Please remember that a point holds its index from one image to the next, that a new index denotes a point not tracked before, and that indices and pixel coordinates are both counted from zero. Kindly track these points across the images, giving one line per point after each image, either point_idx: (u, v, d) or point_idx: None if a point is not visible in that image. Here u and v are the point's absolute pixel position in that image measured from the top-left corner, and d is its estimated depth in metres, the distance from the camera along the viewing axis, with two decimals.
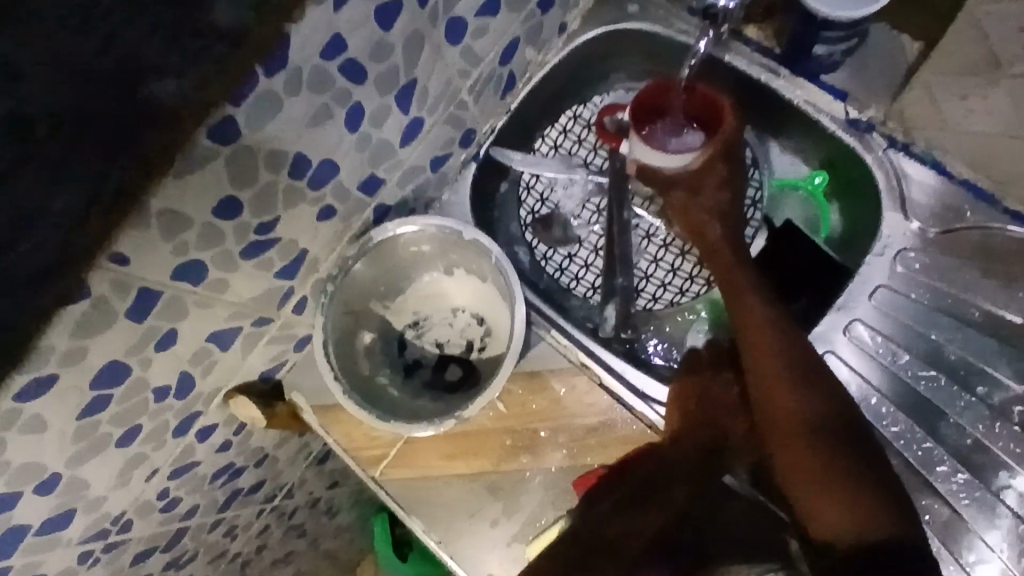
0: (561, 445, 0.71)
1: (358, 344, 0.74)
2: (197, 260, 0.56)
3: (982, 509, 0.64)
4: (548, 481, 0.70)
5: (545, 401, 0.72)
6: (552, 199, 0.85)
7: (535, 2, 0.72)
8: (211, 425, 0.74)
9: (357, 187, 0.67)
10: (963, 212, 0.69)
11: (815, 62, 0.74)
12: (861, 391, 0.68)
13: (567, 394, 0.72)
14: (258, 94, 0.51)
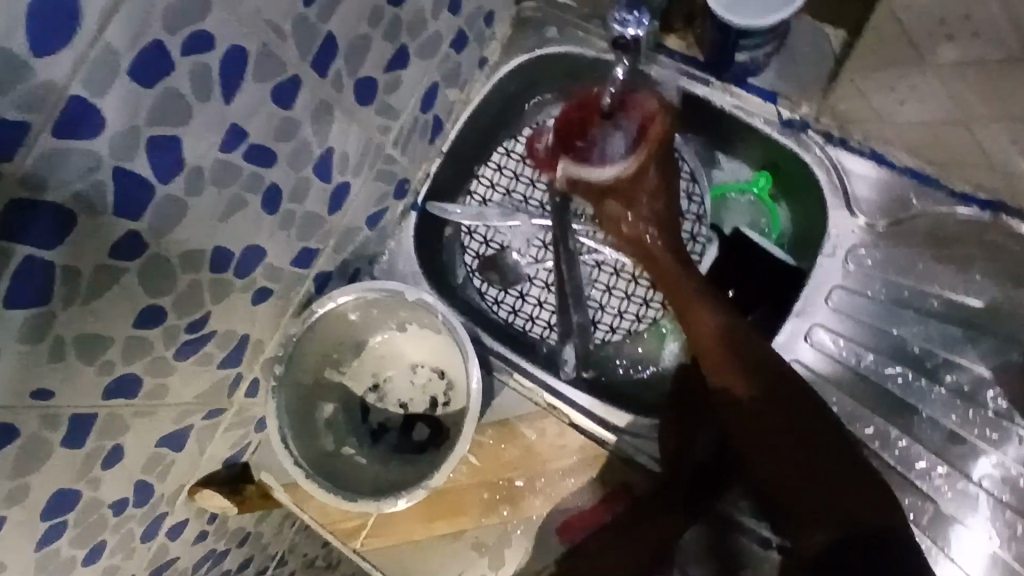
0: (538, 490, 0.69)
1: (316, 420, 0.71)
2: (128, 373, 0.55)
3: (965, 500, 0.63)
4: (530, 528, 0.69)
5: (516, 449, 0.71)
6: (496, 240, 0.82)
7: (448, 44, 0.70)
8: (181, 521, 0.72)
9: (290, 263, 0.66)
10: (908, 201, 0.67)
11: (741, 67, 0.70)
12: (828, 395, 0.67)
13: (537, 439, 0.71)
14: (157, 201, 0.49)
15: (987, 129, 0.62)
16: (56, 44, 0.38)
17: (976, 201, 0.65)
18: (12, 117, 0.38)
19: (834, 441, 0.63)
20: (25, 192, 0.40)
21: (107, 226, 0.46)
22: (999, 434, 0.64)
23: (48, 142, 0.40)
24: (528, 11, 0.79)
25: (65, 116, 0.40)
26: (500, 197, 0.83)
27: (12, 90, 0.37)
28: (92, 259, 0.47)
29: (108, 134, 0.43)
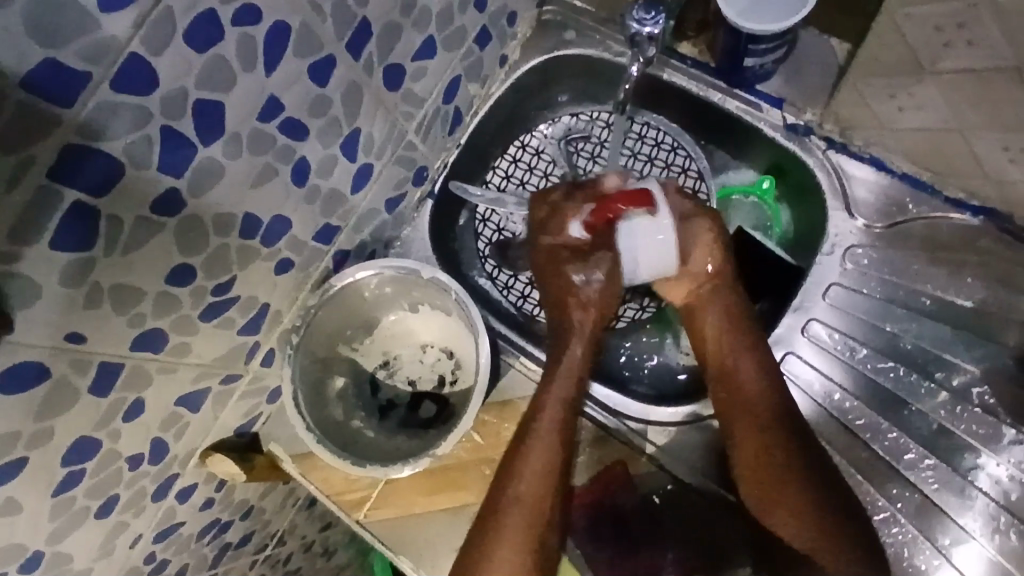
0: (532, 501, 0.65)
1: (329, 391, 0.74)
2: (155, 328, 0.57)
3: (953, 492, 0.67)
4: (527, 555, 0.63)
5: (515, 456, 0.67)
6: (508, 228, 0.86)
7: (472, 39, 0.74)
8: (190, 485, 0.74)
9: (312, 237, 0.68)
10: (906, 205, 0.72)
11: (750, 72, 0.74)
12: (825, 390, 0.71)
13: (538, 425, 0.67)
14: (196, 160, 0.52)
15: (980, 134, 0.61)
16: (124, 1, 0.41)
17: (968, 207, 0.70)
18: (75, 66, 0.41)
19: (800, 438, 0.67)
20: (81, 139, 0.43)
21: (149, 180, 0.49)
22: (987, 430, 0.68)
23: (106, 94, 0.43)
24: (548, 13, 0.82)
25: (122, 69, 0.43)
26: (514, 189, 0.87)
27: (78, 41, 0.40)
28: (132, 211, 0.49)
29: (160, 92, 0.46)
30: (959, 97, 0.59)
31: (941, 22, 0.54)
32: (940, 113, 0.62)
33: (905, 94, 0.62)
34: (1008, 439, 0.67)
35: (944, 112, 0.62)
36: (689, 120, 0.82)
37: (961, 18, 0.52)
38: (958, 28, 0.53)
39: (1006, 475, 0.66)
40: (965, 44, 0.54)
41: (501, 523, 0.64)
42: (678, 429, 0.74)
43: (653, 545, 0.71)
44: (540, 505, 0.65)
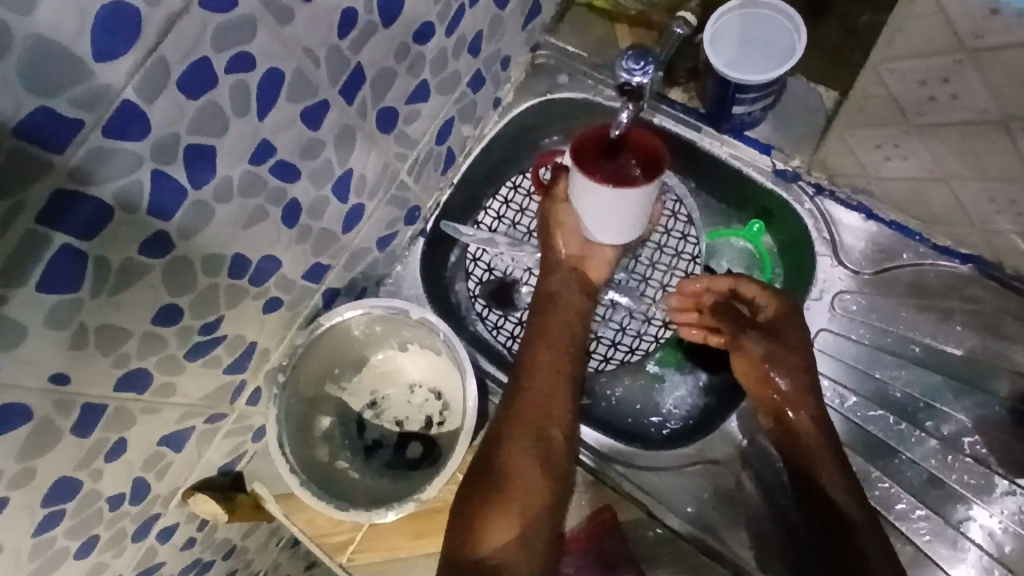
0: (526, 438, 0.68)
1: (314, 431, 0.74)
2: (141, 367, 0.57)
3: (945, 543, 0.66)
4: (531, 504, 0.66)
5: (516, 400, 0.71)
6: (499, 267, 0.87)
7: (466, 83, 0.75)
8: (171, 525, 0.73)
9: (302, 276, 0.68)
10: (895, 253, 0.73)
11: (738, 120, 0.75)
12: None
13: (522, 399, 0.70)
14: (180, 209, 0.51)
15: (967, 184, 0.62)
16: (119, 50, 0.41)
17: (956, 254, 0.71)
18: (70, 113, 0.41)
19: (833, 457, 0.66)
20: (71, 184, 0.43)
21: (140, 223, 0.49)
22: (979, 480, 0.68)
23: (97, 140, 0.43)
24: (541, 58, 0.84)
25: (115, 116, 0.43)
26: (506, 229, 0.88)
27: (73, 89, 0.40)
28: (121, 253, 0.49)
29: (152, 137, 0.46)
30: (946, 150, 0.60)
31: (926, 76, 0.54)
32: (925, 165, 0.63)
33: (893, 144, 0.63)
34: (999, 490, 0.67)
35: (929, 164, 0.63)
36: (676, 161, 0.82)
37: (944, 75, 0.53)
38: (942, 83, 0.54)
39: (997, 526, 0.66)
40: (950, 98, 0.55)
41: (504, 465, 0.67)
42: (666, 476, 0.73)
43: None
44: (545, 446, 0.68)
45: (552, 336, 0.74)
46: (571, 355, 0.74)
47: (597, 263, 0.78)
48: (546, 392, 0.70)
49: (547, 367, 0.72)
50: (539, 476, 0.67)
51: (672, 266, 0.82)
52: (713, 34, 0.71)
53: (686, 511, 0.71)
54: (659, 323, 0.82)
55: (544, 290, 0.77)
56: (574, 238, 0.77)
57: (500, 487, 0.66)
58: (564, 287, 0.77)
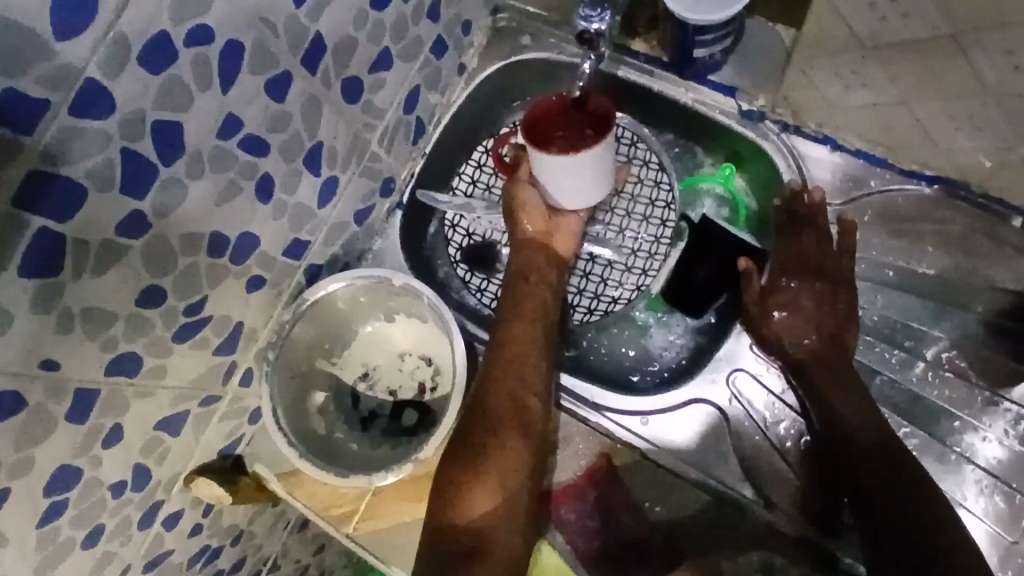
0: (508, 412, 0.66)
1: (310, 406, 0.75)
2: (130, 351, 0.57)
3: (932, 457, 0.69)
4: (508, 474, 0.63)
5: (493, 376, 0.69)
6: (479, 231, 0.86)
7: (428, 49, 0.75)
8: (177, 512, 0.73)
9: (282, 252, 0.69)
10: (863, 181, 0.74)
11: (701, 64, 0.76)
12: None
13: (505, 372, 0.69)
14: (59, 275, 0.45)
15: (925, 105, 0.63)
16: (75, 25, 0.41)
17: (922, 177, 0.72)
18: (35, 92, 0.41)
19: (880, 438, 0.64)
20: (41, 165, 0.44)
21: (114, 203, 0.50)
22: (960, 394, 0.70)
23: (63, 118, 0.44)
24: (502, 21, 0.84)
25: (79, 94, 0.44)
26: (481, 194, 0.87)
27: (34, 67, 0.41)
28: (99, 234, 0.50)
29: (118, 114, 0.47)
30: (903, 72, 0.61)
31: None
32: (883, 91, 0.65)
33: (851, 72, 0.64)
34: (980, 401, 0.69)
35: (887, 89, 0.64)
36: (640, 112, 0.84)
37: None
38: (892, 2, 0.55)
39: (981, 436, 0.68)
40: (900, 18, 0.56)
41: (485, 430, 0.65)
42: (658, 417, 0.74)
43: (643, 533, 0.71)
44: (524, 418, 0.67)
45: (525, 310, 0.73)
46: (543, 327, 0.72)
47: (563, 238, 0.78)
48: (526, 369, 0.69)
49: (528, 340, 0.71)
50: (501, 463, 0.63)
51: (647, 215, 0.83)
52: None
53: (685, 454, 0.72)
54: (640, 272, 0.82)
55: (514, 268, 0.76)
56: (538, 214, 0.77)
57: (478, 456, 0.64)
58: (534, 264, 0.76)
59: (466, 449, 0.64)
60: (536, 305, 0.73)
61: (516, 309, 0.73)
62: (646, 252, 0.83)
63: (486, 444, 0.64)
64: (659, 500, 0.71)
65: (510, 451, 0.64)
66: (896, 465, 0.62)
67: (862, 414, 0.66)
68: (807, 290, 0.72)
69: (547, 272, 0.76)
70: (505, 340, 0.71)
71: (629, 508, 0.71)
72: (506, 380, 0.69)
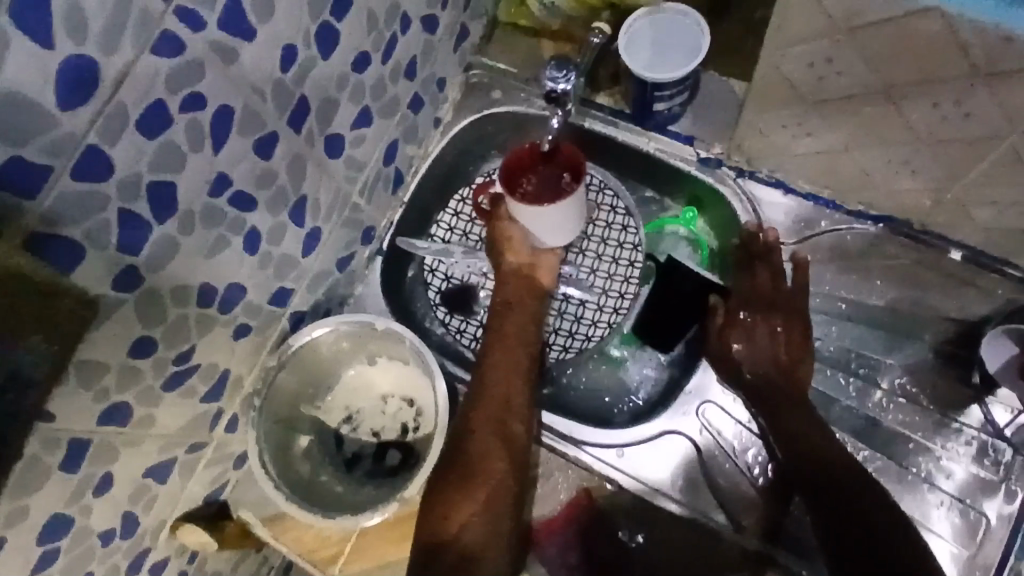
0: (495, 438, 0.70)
1: (294, 450, 0.76)
2: (121, 401, 0.59)
3: (892, 478, 0.73)
4: (492, 496, 0.67)
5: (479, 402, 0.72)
6: (457, 275, 0.90)
7: (406, 106, 0.80)
8: (162, 560, 0.74)
9: (268, 301, 0.72)
10: (814, 221, 0.79)
11: (660, 117, 0.81)
12: None
13: (491, 396, 0.72)
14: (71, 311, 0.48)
15: (866, 151, 0.69)
16: (78, 98, 0.45)
17: (867, 217, 0.78)
18: (39, 161, 0.44)
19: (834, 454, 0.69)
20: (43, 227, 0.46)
21: (110, 259, 0.52)
22: (914, 418, 0.74)
23: (66, 183, 0.47)
24: (474, 77, 0.89)
25: (81, 161, 0.47)
26: (458, 239, 0.91)
27: (40, 138, 0.44)
28: (95, 290, 0.52)
29: (116, 177, 0.50)
30: (843, 123, 0.67)
31: (814, 59, 0.61)
32: (827, 139, 0.70)
33: (798, 123, 0.70)
34: (933, 424, 0.74)
35: (830, 138, 0.70)
36: (605, 159, 0.89)
37: (827, 56, 0.60)
38: (828, 63, 0.61)
39: (936, 457, 0.73)
40: (836, 77, 0.62)
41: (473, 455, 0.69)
42: (633, 450, 0.77)
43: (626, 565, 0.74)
44: (510, 442, 0.70)
45: (510, 338, 0.76)
46: (525, 357, 0.76)
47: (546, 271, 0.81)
48: (511, 396, 0.73)
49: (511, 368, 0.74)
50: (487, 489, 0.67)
51: (617, 257, 0.87)
52: (628, 41, 0.77)
53: (663, 486, 0.76)
54: (611, 310, 0.86)
55: (497, 300, 0.80)
56: (522, 249, 0.80)
57: (464, 480, 0.67)
58: (517, 296, 0.80)
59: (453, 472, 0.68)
60: (519, 334, 0.77)
61: (499, 337, 0.76)
62: (617, 291, 0.86)
63: (469, 468, 0.68)
64: (640, 527, 0.75)
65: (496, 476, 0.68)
66: (854, 474, 0.67)
67: (817, 438, 0.70)
68: (763, 325, 0.76)
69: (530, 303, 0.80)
70: (491, 368, 0.74)
71: (610, 540, 0.75)
72: (492, 407, 0.72)
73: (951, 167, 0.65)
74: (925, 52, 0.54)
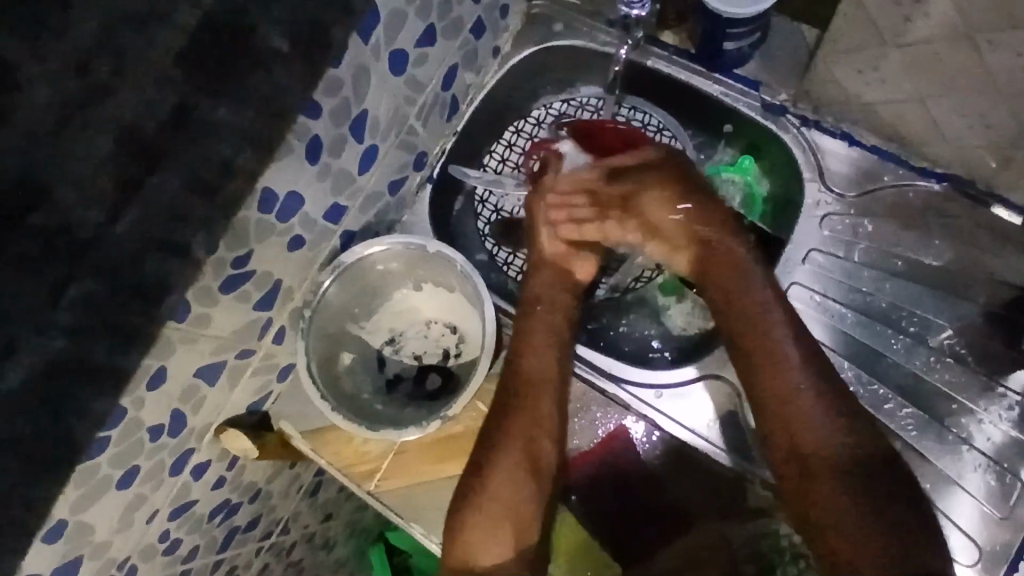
0: (522, 479, 0.71)
1: (337, 367, 0.77)
2: (180, 296, 0.59)
3: (931, 437, 0.73)
4: (518, 516, 0.71)
5: (507, 418, 0.73)
6: (507, 208, 0.90)
7: (468, 30, 0.78)
8: (204, 462, 0.76)
9: (322, 215, 0.71)
10: (877, 175, 0.77)
11: (727, 57, 0.79)
12: None
13: (520, 416, 0.72)
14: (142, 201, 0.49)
15: None
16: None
17: (932, 175, 0.76)
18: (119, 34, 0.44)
19: (870, 458, 0.68)
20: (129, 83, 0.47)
21: None
22: (960, 379, 0.74)
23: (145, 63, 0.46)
24: (537, 8, 0.87)
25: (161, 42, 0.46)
26: (510, 171, 0.91)
27: None
28: None
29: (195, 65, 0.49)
30: None
31: None
32: None
33: None
34: (978, 386, 0.73)
35: None
36: (663, 99, 0.87)
37: None
38: None
39: (979, 420, 0.72)
40: None
41: (496, 486, 0.71)
42: (671, 392, 0.77)
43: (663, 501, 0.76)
44: (533, 467, 0.72)
45: (535, 344, 0.76)
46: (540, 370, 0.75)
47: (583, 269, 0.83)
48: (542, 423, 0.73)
49: (542, 377, 0.74)
50: (507, 521, 0.70)
51: None
52: None
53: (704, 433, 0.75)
54: None
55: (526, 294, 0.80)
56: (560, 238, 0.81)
57: (479, 495, 0.70)
58: (550, 294, 0.80)
59: (469, 488, 0.71)
60: (546, 337, 0.77)
61: (527, 332, 0.77)
62: None
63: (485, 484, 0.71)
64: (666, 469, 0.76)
65: (513, 503, 0.71)
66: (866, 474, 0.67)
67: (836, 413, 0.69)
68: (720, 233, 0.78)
69: (561, 298, 0.80)
70: (517, 387, 0.74)
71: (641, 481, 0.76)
72: (524, 433, 0.72)
73: None
74: None
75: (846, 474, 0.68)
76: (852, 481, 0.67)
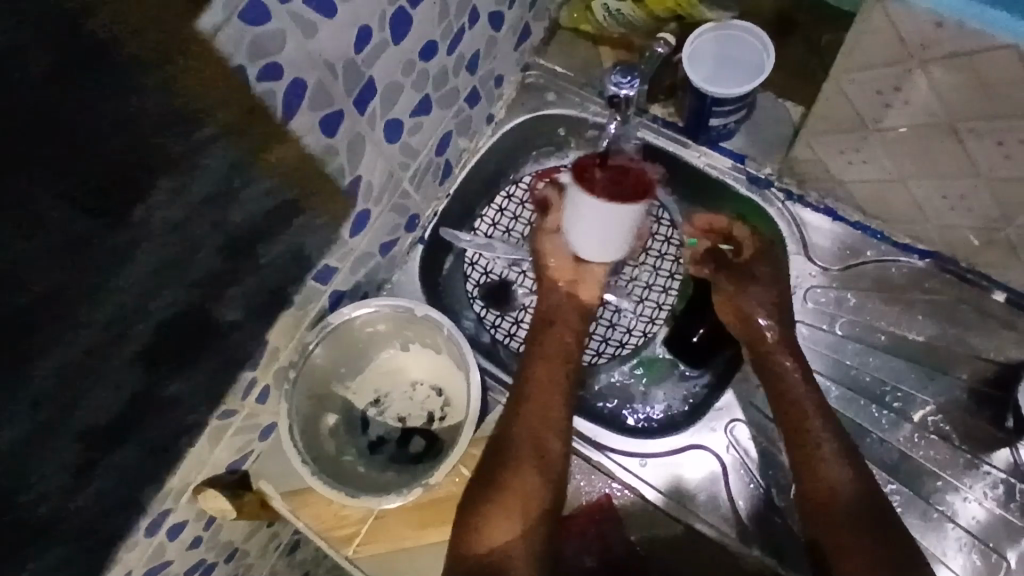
0: (531, 466, 0.73)
1: (321, 428, 0.77)
2: None
3: (915, 514, 0.72)
4: (527, 503, 0.73)
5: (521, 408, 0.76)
6: (496, 271, 0.91)
7: (463, 98, 0.81)
8: (181, 522, 0.74)
9: (313, 277, 0.71)
10: (860, 250, 0.79)
11: (714, 132, 0.81)
12: None
13: (532, 403, 0.76)
14: None
15: (920, 183, 0.69)
16: None
17: (914, 251, 0.78)
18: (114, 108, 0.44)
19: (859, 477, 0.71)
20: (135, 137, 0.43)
21: None
22: (944, 456, 0.74)
23: None
24: (531, 78, 0.90)
25: None
26: (501, 236, 0.92)
27: None
28: None
29: None
30: (901, 153, 0.67)
31: (881, 85, 0.61)
32: (882, 167, 0.70)
33: (853, 148, 0.70)
34: (962, 464, 0.73)
35: (885, 166, 0.70)
36: None
37: (897, 83, 0.60)
38: (895, 90, 0.61)
39: (964, 498, 0.72)
40: (904, 105, 0.61)
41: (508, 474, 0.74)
42: (656, 460, 0.77)
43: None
44: (544, 458, 0.74)
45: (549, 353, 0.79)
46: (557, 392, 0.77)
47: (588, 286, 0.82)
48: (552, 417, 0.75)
49: (550, 376, 0.77)
50: (515, 508, 0.72)
51: (658, 267, 0.88)
52: (691, 54, 0.77)
53: (699, 508, 0.75)
54: (647, 320, 0.86)
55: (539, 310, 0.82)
56: (564, 258, 0.82)
57: (496, 484, 0.73)
58: (557, 308, 0.82)
59: (488, 477, 0.73)
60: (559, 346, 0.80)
61: (540, 340, 0.80)
62: (654, 301, 0.87)
63: (504, 473, 0.73)
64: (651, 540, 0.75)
65: (528, 494, 0.73)
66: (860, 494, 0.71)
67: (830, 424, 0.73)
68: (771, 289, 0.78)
69: (571, 314, 0.81)
70: (529, 382, 0.77)
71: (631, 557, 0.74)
72: (535, 423, 0.75)
73: (1006, 206, 0.65)
74: (1000, 89, 0.55)
75: (852, 488, 0.71)
76: (848, 494, 0.71)
